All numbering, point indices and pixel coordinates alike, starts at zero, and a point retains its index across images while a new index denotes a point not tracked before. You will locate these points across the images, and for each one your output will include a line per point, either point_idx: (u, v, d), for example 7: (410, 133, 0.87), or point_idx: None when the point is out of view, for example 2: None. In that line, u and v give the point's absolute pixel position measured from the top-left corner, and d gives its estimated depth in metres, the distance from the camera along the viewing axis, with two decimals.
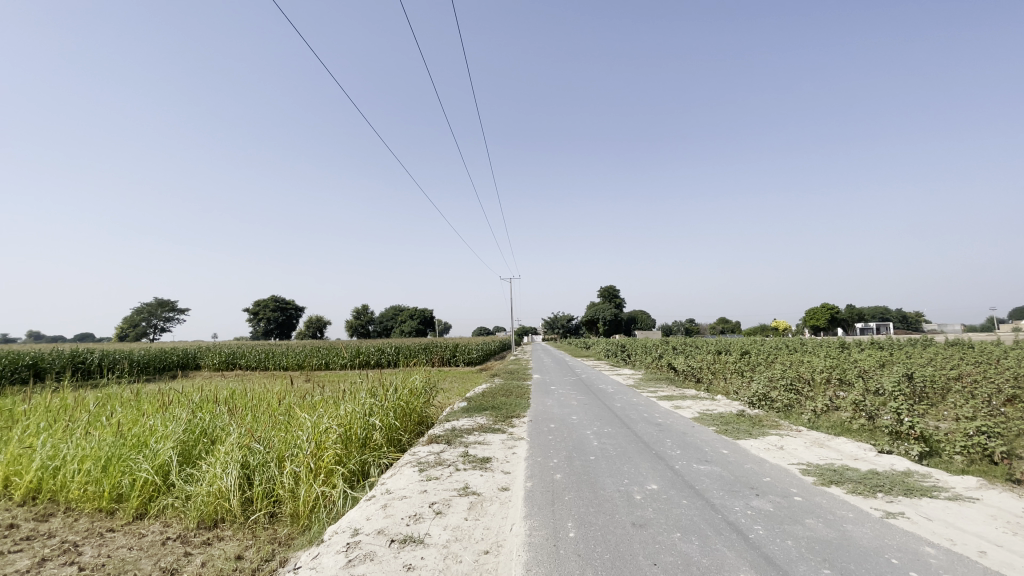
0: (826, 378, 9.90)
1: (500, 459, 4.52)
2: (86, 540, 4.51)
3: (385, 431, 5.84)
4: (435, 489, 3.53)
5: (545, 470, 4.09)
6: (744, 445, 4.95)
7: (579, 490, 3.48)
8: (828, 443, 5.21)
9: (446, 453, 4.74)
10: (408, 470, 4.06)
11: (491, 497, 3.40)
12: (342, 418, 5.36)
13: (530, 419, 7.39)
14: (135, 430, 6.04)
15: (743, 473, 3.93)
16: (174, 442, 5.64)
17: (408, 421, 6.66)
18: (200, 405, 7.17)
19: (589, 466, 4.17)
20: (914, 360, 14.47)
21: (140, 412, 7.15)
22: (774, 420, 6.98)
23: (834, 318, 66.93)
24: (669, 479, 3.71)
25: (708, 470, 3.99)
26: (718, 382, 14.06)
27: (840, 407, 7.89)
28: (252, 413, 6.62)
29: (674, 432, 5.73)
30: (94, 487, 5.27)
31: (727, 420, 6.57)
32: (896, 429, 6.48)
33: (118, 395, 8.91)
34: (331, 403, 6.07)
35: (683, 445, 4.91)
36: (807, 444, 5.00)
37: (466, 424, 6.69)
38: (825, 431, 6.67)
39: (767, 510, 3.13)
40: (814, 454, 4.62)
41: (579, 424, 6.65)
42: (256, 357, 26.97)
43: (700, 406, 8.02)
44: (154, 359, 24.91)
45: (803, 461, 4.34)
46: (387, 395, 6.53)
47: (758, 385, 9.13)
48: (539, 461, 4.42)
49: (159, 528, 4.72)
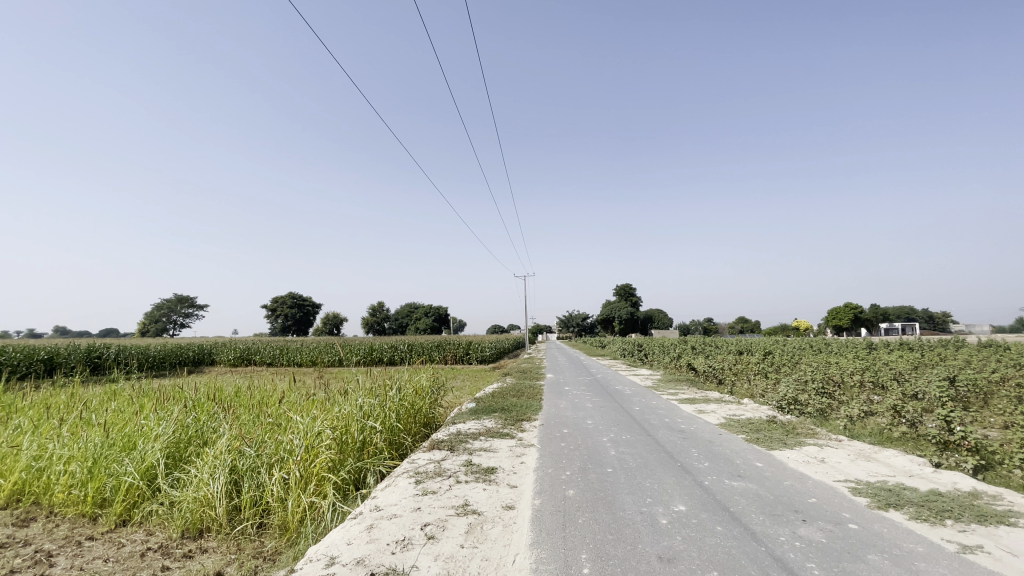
0: (859, 381, 9.26)
1: (506, 470, 4.08)
2: (62, 550, 4.25)
3: (386, 433, 5.40)
4: (430, 507, 3.10)
5: (556, 484, 3.63)
6: (780, 457, 4.41)
7: (596, 512, 3.02)
8: (875, 455, 4.63)
9: (448, 462, 4.32)
10: (403, 482, 3.65)
11: (493, 518, 2.96)
12: (338, 420, 4.92)
13: (542, 423, 6.92)
14: (126, 430, 5.80)
15: (786, 493, 3.41)
16: (163, 443, 5.33)
17: (412, 423, 6.25)
18: (197, 404, 6.87)
19: (607, 480, 3.70)
20: (950, 362, 13.61)
21: (136, 410, 6.89)
22: (808, 427, 6.42)
23: (857, 318, 65.49)
24: (699, 499, 3.22)
25: (743, 489, 3.49)
26: (741, 384, 13.43)
27: (878, 412, 7.29)
28: (249, 412, 6.28)
29: (700, 441, 5.21)
30: (79, 491, 5.05)
31: (759, 427, 6.03)
32: (945, 440, 5.86)
33: (122, 391, 8.73)
34: (331, 404, 5.63)
35: (712, 457, 4.40)
36: (851, 457, 4.43)
37: (473, 428, 6.27)
38: (866, 440, 6.10)
39: (820, 543, 2.63)
40: (862, 469, 4.07)
41: (595, 430, 6.16)
42: (269, 354, 26.96)
43: (726, 411, 7.47)
44: (171, 353, 25.26)
45: (851, 478, 3.81)
46: (391, 396, 6.06)
47: (787, 389, 8.54)
48: (549, 474, 3.96)
49: (142, 537, 4.44)
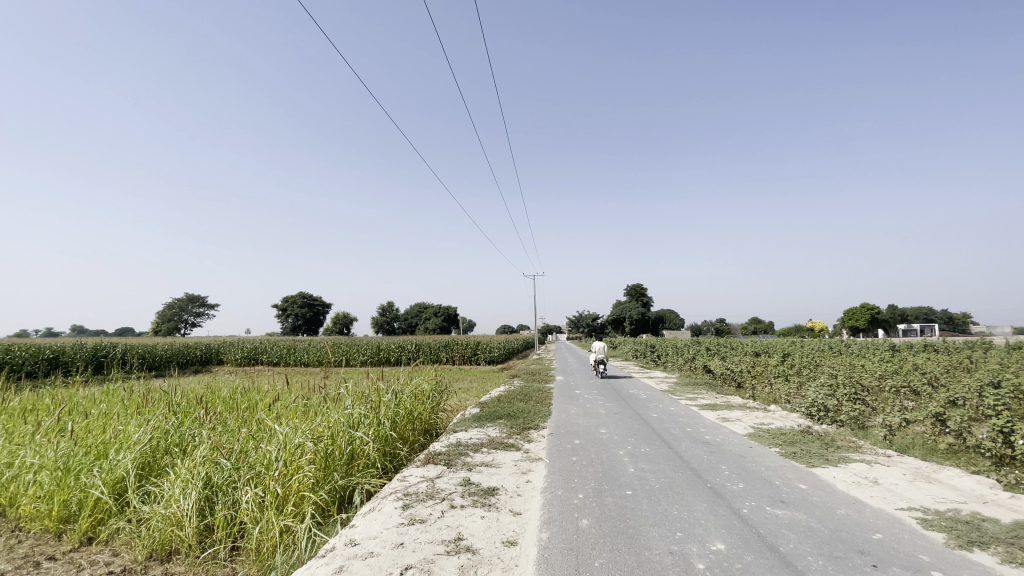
0: (893, 386, 8.61)
1: (509, 492, 3.55)
2: (18, 570, 3.82)
3: (378, 444, 4.88)
4: (415, 542, 2.59)
5: (568, 512, 3.10)
6: (825, 477, 3.84)
7: (615, 551, 2.49)
8: (935, 475, 4.03)
9: (443, 480, 3.79)
10: (388, 506, 3.14)
11: (491, 559, 2.43)
12: (322, 430, 4.38)
13: (552, 432, 6.39)
14: (101, 438, 5.36)
15: (843, 527, 2.85)
16: (136, 452, 4.88)
17: (409, 431, 5.75)
18: (183, 408, 6.45)
19: (627, 506, 3.16)
20: (984, 366, 12.75)
21: (120, 413, 6.50)
22: (847, 438, 5.83)
23: (874, 319, 64.21)
24: (741, 535, 2.66)
25: (791, 520, 2.92)
26: (762, 388, 12.77)
27: (920, 421, 6.64)
28: (235, 416, 5.80)
29: (728, 455, 4.64)
30: (44, 504, 4.62)
31: (793, 438, 5.44)
32: (1003, 453, 5.26)
33: (111, 392, 8.35)
34: (320, 410, 5.13)
35: (745, 476, 3.84)
36: (907, 477, 3.84)
37: (474, 438, 5.76)
38: (912, 452, 5.52)
39: None
40: (925, 494, 3.46)
41: (610, 441, 5.60)
42: (277, 354, 26.66)
43: (753, 420, 6.88)
44: (178, 353, 25.13)
45: (917, 506, 3.22)
46: (387, 401, 5.55)
47: (815, 394, 7.92)
48: (559, 497, 3.43)
49: (106, 559, 4.00)
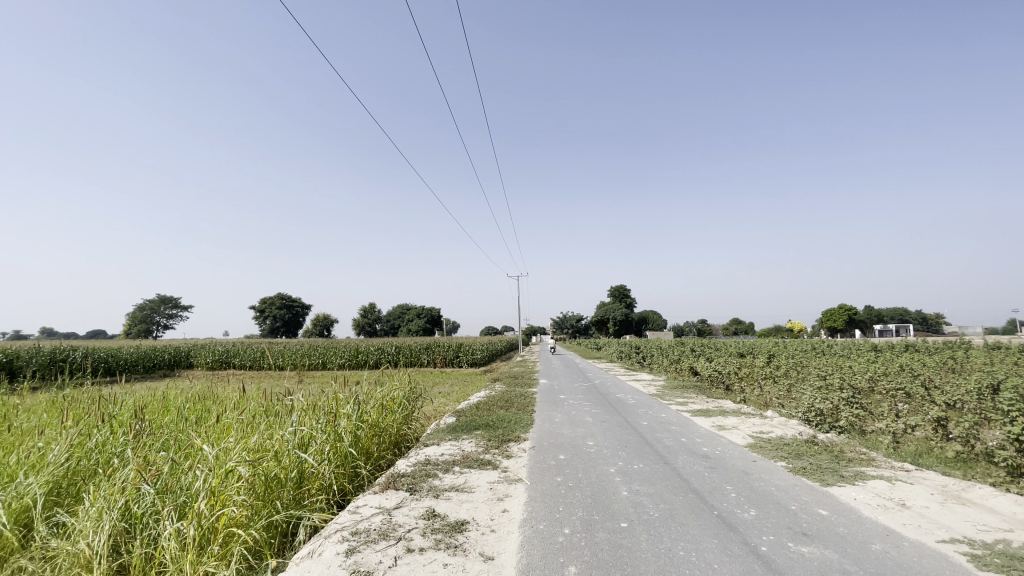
0: (887, 388, 8.27)
1: (481, 527, 2.97)
2: None
3: (332, 464, 4.24)
4: None
5: (553, 555, 2.54)
6: (845, 500, 3.34)
7: None
8: (964, 495, 3.56)
9: (401, 512, 3.19)
10: (329, 550, 2.54)
11: None
12: (264, 449, 3.75)
13: (533, 444, 5.84)
14: (15, 458, 4.60)
15: (885, 571, 2.34)
16: (49, 475, 4.16)
17: (372, 446, 5.13)
18: (121, 421, 5.71)
19: (624, 546, 2.61)
20: (969, 369, 12.57)
21: (47, 427, 5.73)
22: (852, 448, 5.41)
23: (849, 320, 65.35)
24: None
25: (820, 561, 2.41)
26: (750, 390, 12.42)
27: (922, 426, 6.27)
28: (176, 430, 5.11)
29: (731, 472, 4.12)
30: None
31: (797, 450, 4.98)
32: (1017, 463, 4.85)
33: (45, 403, 7.45)
34: (266, 424, 4.47)
35: (755, 500, 3.33)
36: (937, 499, 3.38)
37: (446, 454, 5.16)
38: (920, 461, 5.12)
39: None
40: (964, 520, 2.99)
41: (598, 457, 5.04)
42: (250, 358, 25.65)
43: (751, 427, 6.41)
44: (143, 357, 23.96)
45: (962, 539, 2.73)
46: (348, 413, 4.92)
47: (811, 399, 7.51)
48: (540, 534, 2.88)
49: None
